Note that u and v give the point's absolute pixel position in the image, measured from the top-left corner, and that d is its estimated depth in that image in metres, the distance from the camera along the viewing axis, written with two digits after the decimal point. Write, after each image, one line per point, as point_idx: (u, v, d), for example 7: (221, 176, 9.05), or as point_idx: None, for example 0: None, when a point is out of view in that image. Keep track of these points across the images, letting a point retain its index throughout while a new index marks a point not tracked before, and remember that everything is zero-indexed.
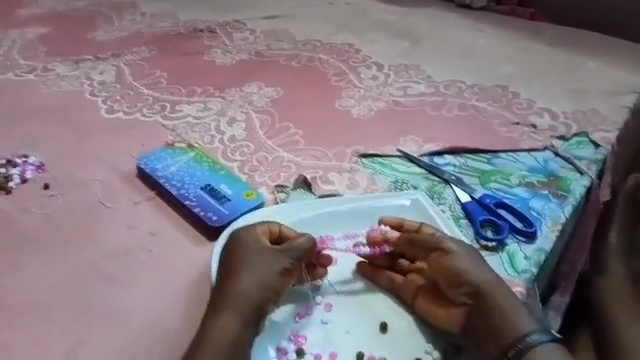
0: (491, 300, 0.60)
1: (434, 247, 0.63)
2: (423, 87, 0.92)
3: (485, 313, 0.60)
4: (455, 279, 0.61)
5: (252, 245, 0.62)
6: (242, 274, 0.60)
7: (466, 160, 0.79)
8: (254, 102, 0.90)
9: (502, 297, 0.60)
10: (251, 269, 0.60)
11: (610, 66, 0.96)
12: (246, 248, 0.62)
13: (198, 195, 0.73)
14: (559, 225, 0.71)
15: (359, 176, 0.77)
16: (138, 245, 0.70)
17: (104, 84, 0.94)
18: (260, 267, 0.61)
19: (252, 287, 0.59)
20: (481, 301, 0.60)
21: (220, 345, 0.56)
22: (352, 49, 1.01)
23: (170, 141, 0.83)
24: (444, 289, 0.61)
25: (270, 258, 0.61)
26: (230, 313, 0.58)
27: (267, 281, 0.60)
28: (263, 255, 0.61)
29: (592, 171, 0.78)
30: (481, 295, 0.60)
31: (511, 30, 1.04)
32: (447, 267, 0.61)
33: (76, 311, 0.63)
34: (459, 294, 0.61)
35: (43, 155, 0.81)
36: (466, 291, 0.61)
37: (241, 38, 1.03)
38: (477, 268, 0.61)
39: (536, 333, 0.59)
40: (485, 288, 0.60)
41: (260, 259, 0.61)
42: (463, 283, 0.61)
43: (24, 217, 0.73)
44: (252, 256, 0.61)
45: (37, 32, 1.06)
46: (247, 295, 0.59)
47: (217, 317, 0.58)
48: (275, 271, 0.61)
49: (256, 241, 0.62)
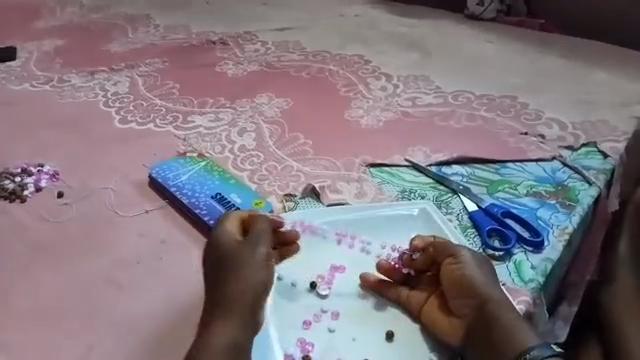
0: (497, 312, 0.60)
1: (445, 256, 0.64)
2: (431, 97, 0.93)
3: (488, 325, 0.59)
4: (463, 289, 0.62)
5: (227, 243, 0.63)
6: (226, 273, 0.61)
7: (473, 169, 0.80)
8: (264, 112, 0.91)
9: (507, 310, 0.60)
10: (231, 265, 0.62)
11: (620, 77, 0.96)
12: (222, 247, 0.63)
13: (209, 203, 0.74)
14: (567, 234, 0.71)
15: (368, 185, 0.78)
16: (150, 253, 0.71)
17: (118, 95, 0.96)
18: (241, 260, 0.62)
19: (240, 282, 0.60)
20: (486, 313, 0.60)
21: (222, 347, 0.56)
22: (362, 60, 1.02)
23: (182, 151, 0.84)
24: (451, 301, 0.62)
25: (246, 250, 0.62)
26: (233, 316, 0.58)
27: (250, 271, 0.61)
28: (237, 248, 0.63)
29: (601, 181, 0.78)
30: (487, 307, 0.60)
31: (520, 42, 1.04)
32: (458, 278, 0.62)
33: (88, 317, 0.64)
34: (465, 306, 0.61)
35: (57, 164, 0.83)
36: (473, 303, 0.61)
37: (253, 49, 1.05)
38: (486, 280, 0.62)
39: (540, 348, 0.57)
40: (493, 301, 0.60)
41: (237, 253, 0.62)
42: (471, 293, 0.61)
43: (39, 224, 0.75)
44: (228, 253, 0.62)
45: (54, 44, 1.08)
46: (239, 289, 0.60)
47: (219, 321, 0.58)
48: (254, 260, 0.62)
49: (226, 238, 0.64)
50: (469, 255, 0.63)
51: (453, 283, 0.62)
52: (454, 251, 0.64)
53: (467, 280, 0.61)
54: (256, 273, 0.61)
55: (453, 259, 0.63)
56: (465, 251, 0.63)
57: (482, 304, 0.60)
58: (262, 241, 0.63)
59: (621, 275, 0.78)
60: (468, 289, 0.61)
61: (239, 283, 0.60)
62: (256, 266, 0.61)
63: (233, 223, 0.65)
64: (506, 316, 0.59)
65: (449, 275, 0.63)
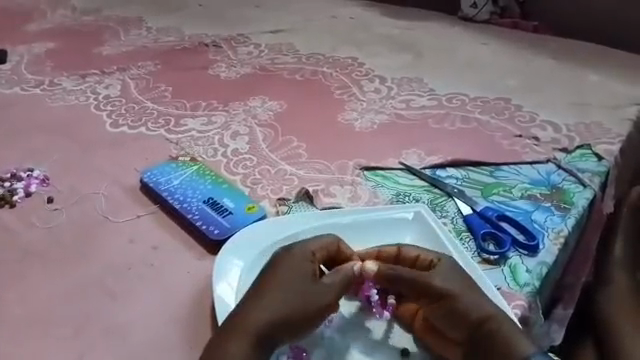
0: (490, 332, 0.57)
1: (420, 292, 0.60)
2: (425, 100, 0.93)
3: (486, 347, 0.57)
4: (449, 318, 0.58)
5: (301, 257, 0.61)
6: (279, 285, 0.59)
7: (468, 172, 0.79)
8: (257, 116, 0.90)
9: (500, 324, 0.57)
10: (290, 280, 0.59)
11: (613, 79, 0.96)
12: (293, 259, 0.61)
13: (201, 208, 0.74)
14: (562, 238, 0.71)
15: (362, 189, 0.77)
16: (141, 259, 0.70)
17: (109, 98, 0.95)
18: (293, 291, 0.59)
19: (287, 301, 0.58)
20: (480, 334, 0.57)
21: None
22: (355, 62, 1.01)
23: (174, 155, 0.84)
24: (442, 329, 0.59)
25: (309, 286, 0.59)
26: (246, 335, 0.57)
27: (305, 299, 0.58)
28: (309, 270, 0.60)
29: (595, 183, 0.77)
30: (481, 330, 0.57)
31: (515, 44, 1.04)
32: (441, 310, 0.58)
33: (78, 325, 0.63)
34: (456, 332, 0.58)
35: (47, 169, 0.82)
36: (463, 328, 0.58)
37: (245, 52, 1.04)
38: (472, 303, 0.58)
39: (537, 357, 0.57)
40: (485, 323, 0.57)
41: (297, 283, 0.59)
42: (457, 320, 0.58)
43: (29, 230, 0.73)
44: (296, 269, 0.60)
45: (45, 46, 1.07)
46: (277, 307, 0.58)
47: (224, 341, 0.57)
48: (317, 292, 0.59)
49: (306, 254, 0.62)
50: (447, 285, 0.59)
51: (436, 311, 0.59)
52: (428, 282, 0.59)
53: (451, 308, 0.58)
54: (309, 304, 0.58)
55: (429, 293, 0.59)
56: (440, 282, 0.59)
57: (473, 329, 0.57)
58: (338, 280, 0.60)
59: (617, 277, 0.82)
60: (454, 317, 0.58)
61: (284, 304, 0.58)
62: (315, 297, 0.59)
63: (329, 248, 0.63)
64: (501, 333, 0.57)
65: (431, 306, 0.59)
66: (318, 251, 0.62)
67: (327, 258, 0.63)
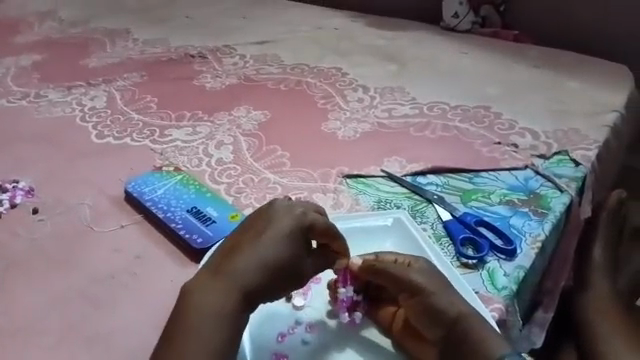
0: (464, 328, 0.60)
1: (399, 291, 0.63)
2: (408, 108, 0.94)
3: (459, 340, 0.60)
4: (429, 315, 0.61)
5: (291, 222, 0.65)
6: (270, 240, 0.64)
7: (448, 179, 0.81)
8: (242, 126, 0.91)
9: (473, 326, 0.60)
10: (272, 242, 0.63)
11: (591, 86, 0.98)
12: (291, 217, 0.65)
13: (184, 217, 0.74)
14: (539, 242, 0.72)
15: (344, 196, 0.79)
16: (125, 268, 0.70)
17: (95, 110, 0.95)
18: (269, 254, 0.63)
19: (272, 257, 0.63)
20: (455, 332, 0.60)
21: (210, 324, 0.59)
22: (339, 72, 1.03)
23: (159, 165, 0.84)
24: (421, 327, 0.61)
25: (287, 249, 0.63)
26: (221, 301, 0.60)
27: (290, 259, 0.63)
28: (295, 235, 0.64)
29: (572, 188, 0.79)
30: (457, 327, 0.60)
31: (494, 53, 1.06)
32: (420, 306, 0.61)
33: (61, 335, 0.64)
34: (434, 330, 0.61)
35: (33, 180, 0.83)
36: (442, 324, 0.61)
37: (231, 63, 1.06)
38: (451, 297, 0.61)
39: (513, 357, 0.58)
40: (459, 320, 0.60)
41: (273, 247, 0.63)
42: (435, 318, 0.61)
43: (13, 241, 0.74)
44: (289, 228, 0.64)
45: (31, 59, 1.08)
46: (262, 261, 0.63)
47: (209, 298, 0.61)
48: (296, 254, 0.64)
49: (305, 219, 0.65)
50: (423, 279, 0.62)
51: (415, 308, 0.62)
52: (404, 278, 0.63)
53: (429, 304, 0.61)
54: (291, 266, 0.63)
55: (408, 293, 0.62)
56: (417, 278, 0.62)
57: (448, 328, 0.61)
58: (315, 251, 0.66)
59: (596, 279, 0.83)
60: (433, 312, 0.61)
61: (256, 262, 0.62)
62: (298, 259, 0.64)
63: (333, 231, 0.65)
64: (473, 337, 0.59)
65: (410, 302, 0.62)
66: (321, 228, 0.65)
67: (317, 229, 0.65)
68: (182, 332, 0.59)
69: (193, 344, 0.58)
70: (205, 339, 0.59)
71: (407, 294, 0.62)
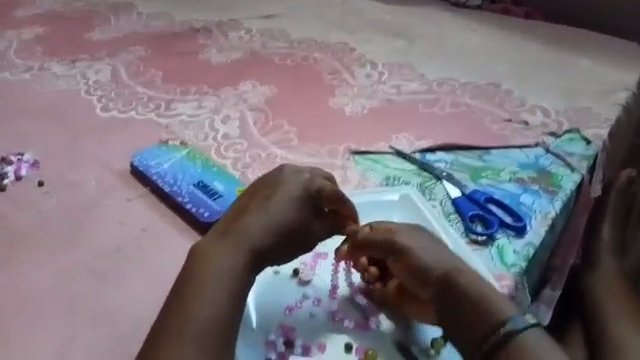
0: (460, 288, 0.60)
1: (386, 255, 0.64)
2: (416, 85, 0.93)
3: (455, 300, 0.60)
4: (419, 276, 0.62)
5: (300, 188, 0.66)
6: (278, 205, 0.65)
7: (457, 156, 0.80)
8: (248, 100, 0.90)
9: (469, 284, 0.60)
10: (281, 207, 0.65)
11: (603, 64, 0.96)
12: (298, 183, 0.67)
13: (191, 191, 0.74)
14: (549, 220, 0.72)
15: (352, 172, 0.78)
16: (131, 241, 0.70)
17: (99, 83, 0.94)
18: (278, 218, 0.64)
19: (281, 221, 0.64)
20: (451, 291, 0.60)
21: (218, 284, 0.60)
22: (347, 48, 1.01)
23: (164, 139, 0.84)
24: (414, 289, 0.62)
25: (295, 213, 0.65)
26: (231, 261, 0.61)
27: (297, 222, 0.65)
28: (304, 201, 0.66)
29: (583, 167, 0.78)
30: (451, 287, 0.60)
31: (505, 29, 1.04)
32: (409, 266, 0.62)
33: (68, 308, 0.64)
34: (427, 290, 0.61)
35: (37, 153, 0.82)
36: (434, 284, 0.61)
37: (237, 37, 1.04)
38: (440, 258, 0.62)
39: (514, 318, 0.58)
40: (452, 279, 0.61)
41: (282, 211, 0.65)
42: (425, 278, 0.61)
43: (18, 214, 0.74)
44: (298, 193, 0.66)
45: (34, 32, 1.06)
46: (272, 224, 0.64)
47: (217, 259, 0.61)
48: (304, 218, 0.65)
49: (313, 185, 0.66)
50: (408, 241, 0.63)
51: (405, 269, 0.62)
52: (390, 242, 0.63)
53: (419, 265, 0.62)
54: (300, 231, 0.65)
55: (395, 256, 0.63)
56: (400, 239, 0.63)
57: (440, 288, 0.61)
58: (323, 216, 0.66)
59: (604, 260, 0.83)
60: (422, 273, 0.62)
61: (265, 225, 0.64)
62: (306, 222, 0.65)
63: (340, 196, 0.65)
64: (471, 294, 0.60)
65: (398, 263, 0.63)
66: (327, 194, 0.66)
67: (327, 195, 0.66)
68: (188, 297, 0.60)
69: (196, 307, 0.59)
70: (212, 300, 0.59)
71: (394, 257, 0.63)
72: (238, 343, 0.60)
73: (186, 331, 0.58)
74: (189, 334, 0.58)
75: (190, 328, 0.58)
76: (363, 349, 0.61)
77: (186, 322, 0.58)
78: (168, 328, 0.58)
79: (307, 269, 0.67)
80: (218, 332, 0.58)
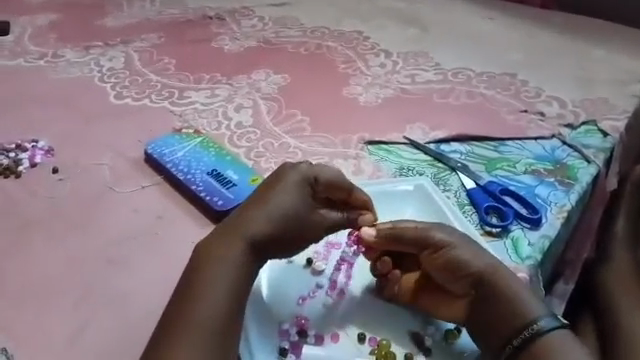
0: (494, 285, 0.61)
1: (419, 249, 0.64)
2: (431, 74, 0.92)
3: (487, 296, 0.61)
4: (454, 271, 0.62)
5: (298, 177, 0.66)
6: (276, 194, 0.64)
7: (471, 147, 0.79)
8: (261, 89, 0.90)
9: (501, 281, 0.61)
10: (278, 196, 0.64)
11: (621, 54, 0.95)
12: (297, 172, 0.66)
13: (205, 180, 0.74)
14: (564, 212, 0.71)
15: (365, 162, 0.78)
16: (145, 229, 0.70)
17: (113, 71, 0.94)
18: (275, 207, 0.63)
19: (279, 210, 0.63)
20: (484, 288, 0.61)
21: (219, 276, 0.60)
22: (361, 36, 1.00)
23: (178, 127, 0.83)
24: (445, 284, 0.63)
25: (293, 202, 0.64)
26: (232, 253, 0.61)
27: (298, 213, 0.64)
28: (302, 190, 0.65)
29: (600, 159, 0.77)
30: (484, 283, 0.62)
31: (521, 19, 1.03)
32: (444, 260, 0.63)
33: (83, 294, 0.64)
34: (460, 285, 0.62)
35: (51, 140, 0.82)
36: (469, 280, 0.62)
37: (250, 25, 1.03)
38: (474, 253, 0.63)
39: (546, 318, 0.60)
40: (487, 276, 0.62)
41: (280, 200, 0.64)
42: (459, 273, 0.62)
43: (34, 200, 0.74)
44: (295, 182, 0.65)
45: (48, 18, 1.06)
46: (270, 213, 0.63)
47: (219, 251, 0.61)
48: (304, 206, 0.64)
49: (310, 174, 0.66)
50: (444, 236, 0.63)
51: (438, 264, 0.63)
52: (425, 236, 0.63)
53: (456, 260, 0.62)
54: (301, 218, 0.64)
55: (431, 250, 0.63)
56: (437, 234, 0.63)
57: (475, 283, 0.62)
58: (328, 204, 0.66)
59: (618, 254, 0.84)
60: (458, 268, 0.62)
61: (264, 214, 0.63)
62: (308, 213, 0.64)
63: (337, 183, 0.66)
64: (504, 292, 0.61)
65: (433, 256, 0.63)
66: (326, 182, 0.66)
67: (326, 183, 0.66)
68: (196, 288, 0.60)
69: (205, 297, 0.59)
70: (217, 291, 0.59)
71: (430, 251, 0.63)
72: (248, 330, 0.60)
73: (191, 319, 0.58)
74: (197, 323, 0.58)
75: (196, 315, 0.58)
76: (377, 339, 0.61)
77: (191, 311, 0.58)
78: (178, 315, 0.58)
79: (320, 260, 0.67)
80: (223, 321, 0.58)
